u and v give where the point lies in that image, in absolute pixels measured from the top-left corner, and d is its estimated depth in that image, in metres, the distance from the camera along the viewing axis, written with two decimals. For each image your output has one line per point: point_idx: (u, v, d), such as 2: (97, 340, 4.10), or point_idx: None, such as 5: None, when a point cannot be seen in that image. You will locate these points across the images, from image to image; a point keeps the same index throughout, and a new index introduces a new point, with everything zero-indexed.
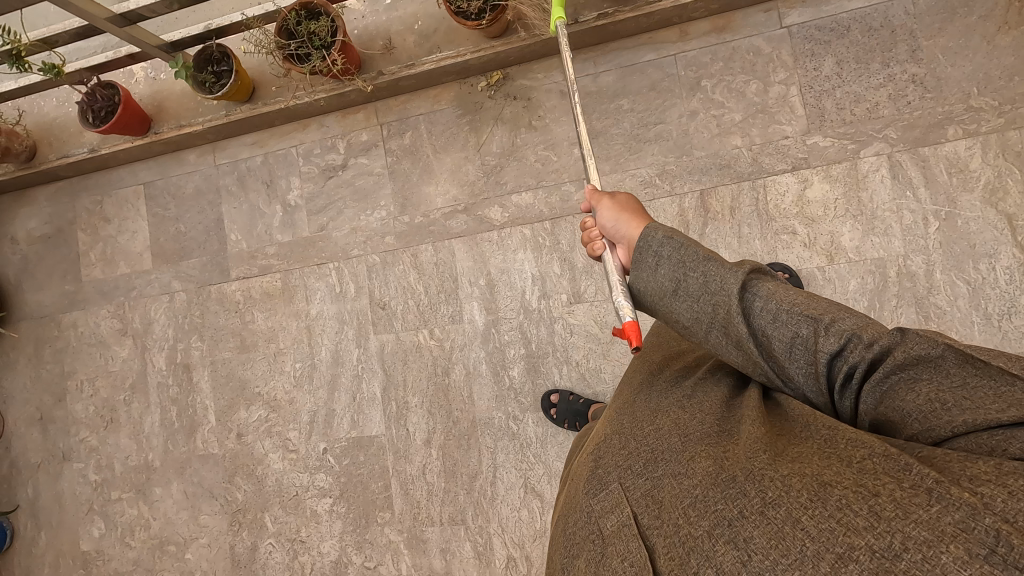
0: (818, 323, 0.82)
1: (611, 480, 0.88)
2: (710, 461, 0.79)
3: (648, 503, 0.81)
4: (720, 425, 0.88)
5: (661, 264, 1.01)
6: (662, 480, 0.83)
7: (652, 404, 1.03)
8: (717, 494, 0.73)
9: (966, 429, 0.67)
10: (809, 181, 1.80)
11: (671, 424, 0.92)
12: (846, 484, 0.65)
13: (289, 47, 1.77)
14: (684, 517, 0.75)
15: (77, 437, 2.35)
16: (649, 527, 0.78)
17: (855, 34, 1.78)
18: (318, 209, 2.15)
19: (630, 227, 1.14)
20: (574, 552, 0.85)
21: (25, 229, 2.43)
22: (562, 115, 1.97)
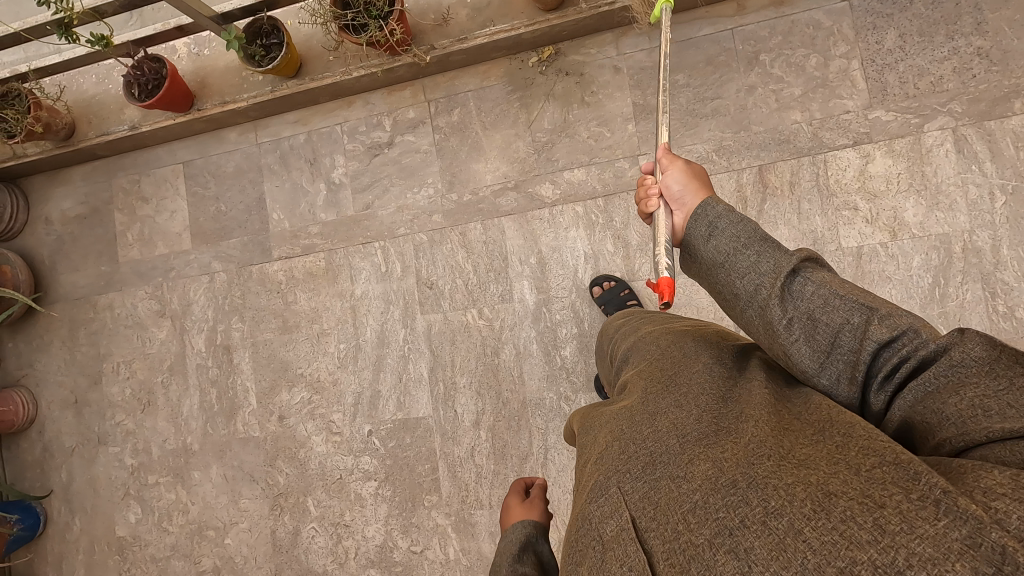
0: (872, 313, 0.76)
1: (604, 481, 0.76)
2: (707, 463, 0.68)
3: (644, 505, 0.69)
4: (716, 414, 0.77)
5: (714, 236, 0.94)
6: (658, 481, 0.70)
7: (645, 391, 0.91)
8: (718, 501, 0.63)
9: (1004, 435, 0.62)
10: (871, 156, 1.77)
11: (668, 417, 0.81)
12: (851, 493, 0.57)
13: (345, 18, 1.75)
14: (683, 524, 0.63)
15: (112, 421, 2.31)
16: (645, 532, 0.66)
17: (919, 7, 1.76)
18: (363, 187, 2.13)
19: (695, 197, 1.03)
20: (569, 563, 0.72)
21: (60, 209, 2.40)
22: (615, 91, 1.94)
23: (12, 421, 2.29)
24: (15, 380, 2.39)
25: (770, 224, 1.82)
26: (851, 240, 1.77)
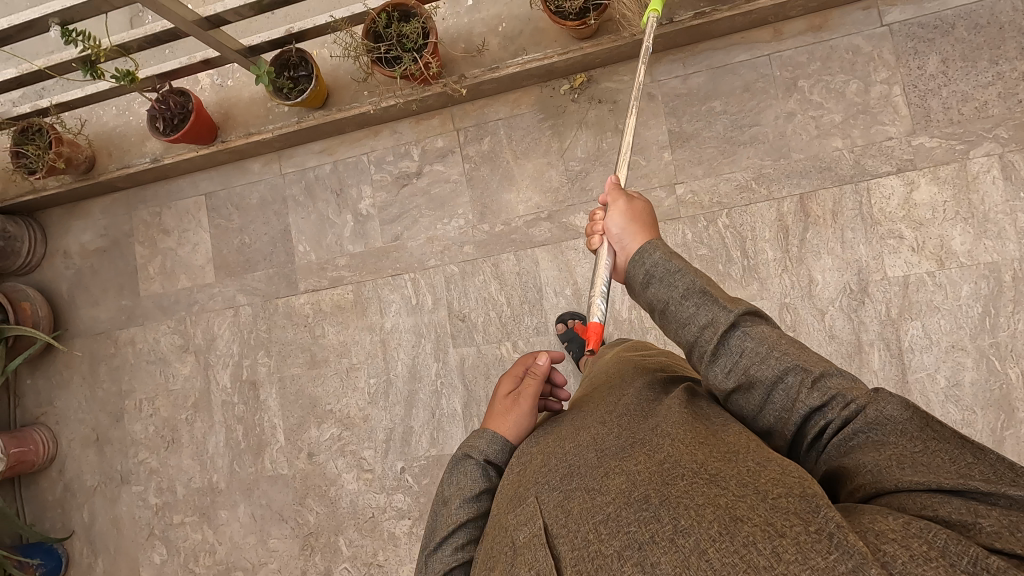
0: (808, 372, 0.85)
1: (530, 493, 0.86)
2: (624, 479, 0.77)
3: (559, 514, 0.79)
4: (642, 434, 0.86)
5: (652, 284, 1.01)
6: (576, 493, 0.80)
7: (590, 411, 1.00)
8: (627, 515, 0.72)
9: (910, 486, 0.70)
10: (915, 183, 1.74)
11: (591, 437, 0.90)
12: (756, 520, 0.64)
13: (378, 51, 1.71)
14: (595, 532, 0.72)
15: (136, 458, 2.25)
16: (560, 538, 0.75)
17: (960, 32, 1.73)
18: (391, 218, 2.09)
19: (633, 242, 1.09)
20: (496, 562, 0.81)
21: (79, 242, 2.35)
22: (650, 118, 1.90)
23: (32, 461, 2.23)
24: (34, 418, 2.34)
25: (812, 254, 1.79)
26: (897, 269, 1.74)
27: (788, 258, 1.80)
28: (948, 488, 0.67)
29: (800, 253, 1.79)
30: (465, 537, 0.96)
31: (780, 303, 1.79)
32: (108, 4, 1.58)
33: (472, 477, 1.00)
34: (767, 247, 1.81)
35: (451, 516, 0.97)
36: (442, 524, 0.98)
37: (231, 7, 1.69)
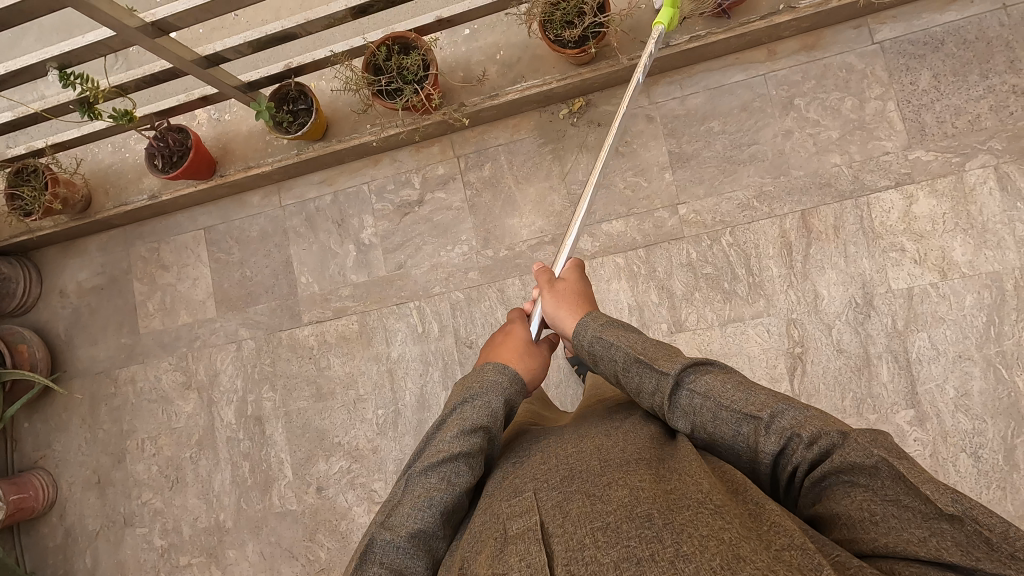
0: (757, 422, 0.88)
1: (526, 488, 0.89)
2: (628, 493, 0.80)
3: (556, 513, 0.80)
4: (651, 459, 0.89)
5: (599, 357, 1.09)
6: (574, 496, 0.83)
7: (589, 423, 1.05)
8: (628, 529, 0.74)
9: (887, 549, 0.73)
10: (914, 196, 1.76)
11: (595, 446, 0.94)
12: (758, 564, 0.67)
13: (378, 83, 1.72)
14: (593, 538, 0.74)
15: (139, 500, 2.21)
16: (554, 535, 0.77)
17: (950, 47, 1.77)
18: (394, 247, 2.08)
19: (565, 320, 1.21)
20: (478, 546, 0.84)
21: (76, 281, 2.32)
22: (650, 140, 1.92)
23: (32, 507, 2.18)
24: (32, 462, 2.29)
25: (817, 269, 1.80)
26: (900, 281, 1.75)
27: (793, 274, 1.81)
28: (927, 556, 0.70)
29: (804, 268, 1.81)
30: (452, 471, 0.98)
31: (787, 319, 1.80)
32: (107, 46, 1.57)
33: (470, 415, 1.04)
34: (772, 264, 1.82)
35: (445, 445, 1.00)
36: (432, 451, 1.00)
37: (231, 45, 1.68)
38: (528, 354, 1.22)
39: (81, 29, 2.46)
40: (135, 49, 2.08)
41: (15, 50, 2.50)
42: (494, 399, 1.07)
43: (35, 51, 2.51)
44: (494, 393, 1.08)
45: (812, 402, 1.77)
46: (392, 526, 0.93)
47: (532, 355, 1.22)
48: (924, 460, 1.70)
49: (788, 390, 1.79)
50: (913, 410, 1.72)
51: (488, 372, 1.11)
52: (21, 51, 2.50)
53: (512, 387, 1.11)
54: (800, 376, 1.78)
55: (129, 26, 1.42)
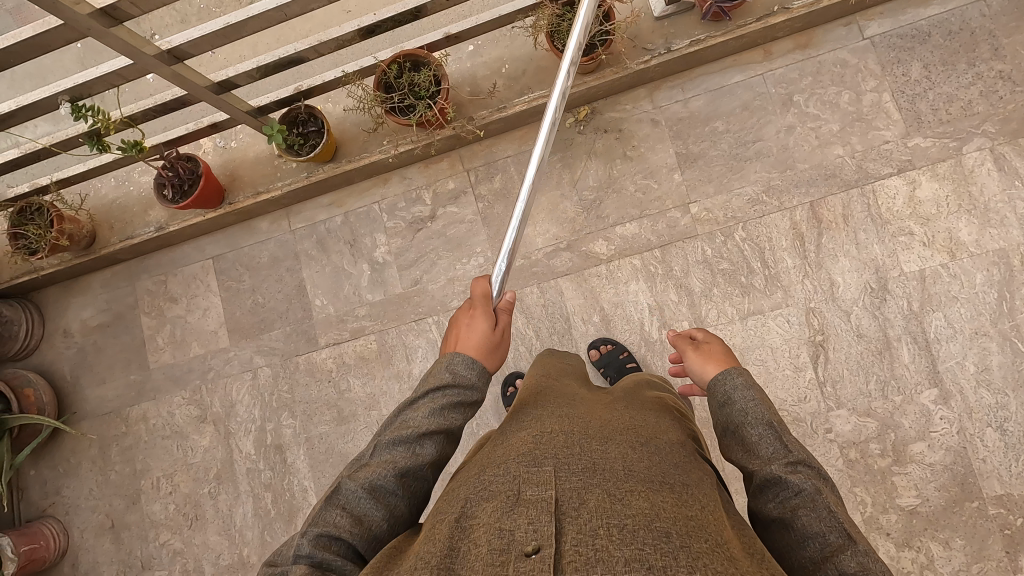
0: (852, 542, 0.82)
1: (545, 461, 0.85)
2: (649, 506, 0.77)
3: (573, 498, 0.77)
4: (674, 483, 0.86)
5: (726, 406, 0.99)
6: (595, 487, 0.80)
7: (615, 423, 1.00)
8: (644, 535, 0.71)
9: None
10: (917, 181, 1.82)
11: (621, 450, 0.90)
12: None
13: (391, 100, 1.74)
14: (606, 531, 0.72)
15: (157, 542, 2.13)
16: (567, 515, 0.75)
17: (937, 39, 1.85)
18: (409, 264, 2.08)
19: (705, 365, 1.09)
20: (483, 496, 0.82)
21: (79, 319, 2.27)
22: (656, 143, 1.96)
23: (44, 558, 2.09)
24: (41, 511, 2.20)
25: (829, 258, 1.84)
26: (912, 263, 1.80)
27: (808, 264, 1.85)
28: None
29: (818, 258, 1.85)
30: (412, 453, 0.94)
31: (806, 309, 1.84)
32: (121, 76, 1.59)
33: (442, 402, 0.98)
34: (786, 255, 1.87)
35: (411, 422, 0.95)
36: (404, 424, 0.96)
37: (242, 70, 1.70)
38: (496, 345, 1.07)
39: (55, 77, 2.46)
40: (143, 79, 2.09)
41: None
42: (463, 395, 1.00)
43: (10, 98, 2.50)
44: (465, 387, 1.00)
45: (837, 388, 1.80)
46: (350, 484, 0.91)
47: (499, 347, 1.08)
48: (952, 437, 1.74)
49: (813, 378, 1.82)
50: (936, 389, 1.77)
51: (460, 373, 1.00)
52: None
53: (480, 387, 1.02)
54: (824, 363, 1.82)
55: (148, 54, 1.42)
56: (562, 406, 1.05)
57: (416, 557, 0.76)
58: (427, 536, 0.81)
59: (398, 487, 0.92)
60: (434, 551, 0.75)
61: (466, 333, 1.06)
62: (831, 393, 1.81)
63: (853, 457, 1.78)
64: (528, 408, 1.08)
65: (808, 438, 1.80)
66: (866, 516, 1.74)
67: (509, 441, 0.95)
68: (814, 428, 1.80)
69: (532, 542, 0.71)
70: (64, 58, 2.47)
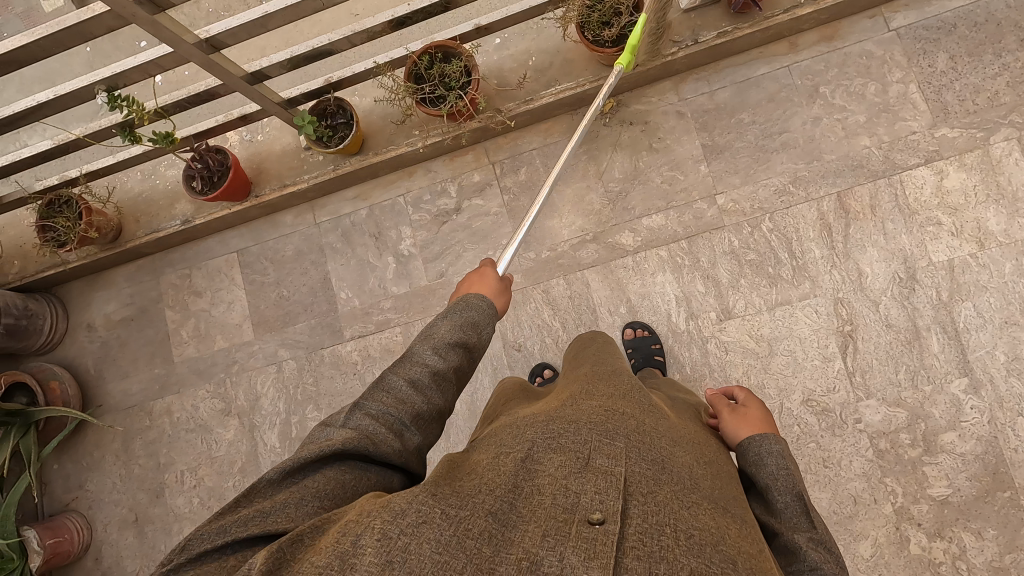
0: None
1: (619, 437, 0.83)
2: (713, 525, 0.75)
3: (642, 485, 0.76)
4: (733, 513, 0.84)
5: (756, 465, 1.01)
6: (663, 485, 0.78)
7: (680, 429, 0.99)
8: (710, 554, 0.69)
9: None
10: (944, 171, 1.83)
11: (686, 460, 0.88)
12: None
13: (421, 91, 1.76)
14: (672, 531, 0.70)
15: (180, 536, 2.11)
16: (634, 499, 0.73)
17: (963, 30, 1.86)
18: (434, 256, 2.08)
19: (737, 427, 1.11)
20: (550, 446, 0.81)
21: (103, 313, 2.27)
22: (682, 134, 1.97)
23: (68, 551, 2.08)
24: (64, 505, 2.19)
25: (857, 248, 1.85)
26: (940, 254, 1.81)
27: (835, 255, 1.86)
28: None
29: (845, 248, 1.86)
30: (440, 357, 0.94)
31: (834, 298, 1.84)
32: (158, 66, 1.62)
33: (462, 324, 1.00)
34: (814, 246, 1.87)
35: (436, 333, 0.97)
36: (433, 333, 0.97)
37: (275, 62, 1.72)
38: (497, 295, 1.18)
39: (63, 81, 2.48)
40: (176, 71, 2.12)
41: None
42: (477, 318, 1.02)
43: (15, 100, 2.49)
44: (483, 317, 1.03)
45: (866, 377, 1.80)
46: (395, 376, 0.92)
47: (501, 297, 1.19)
48: (983, 427, 1.74)
49: (842, 368, 1.82)
50: (967, 378, 1.76)
51: (471, 296, 1.05)
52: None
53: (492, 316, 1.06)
54: (853, 353, 1.81)
55: (188, 42, 1.45)
56: (632, 387, 1.03)
57: (471, 483, 0.75)
58: (485, 466, 0.80)
59: (431, 382, 0.93)
60: (493, 484, 0.74)
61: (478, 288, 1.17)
62: (860, 382, 1.80)
63: (883, 447, 1.77)
64: (599, 377, 1.06)
65: (838, 428, 1.79)
66: (897, 506, 1.73)
67: (579, 403, 0.94)
68: (844, 419, 1.80)
69: (598, 512, 0.69)
70: (72, 62, 2.49)
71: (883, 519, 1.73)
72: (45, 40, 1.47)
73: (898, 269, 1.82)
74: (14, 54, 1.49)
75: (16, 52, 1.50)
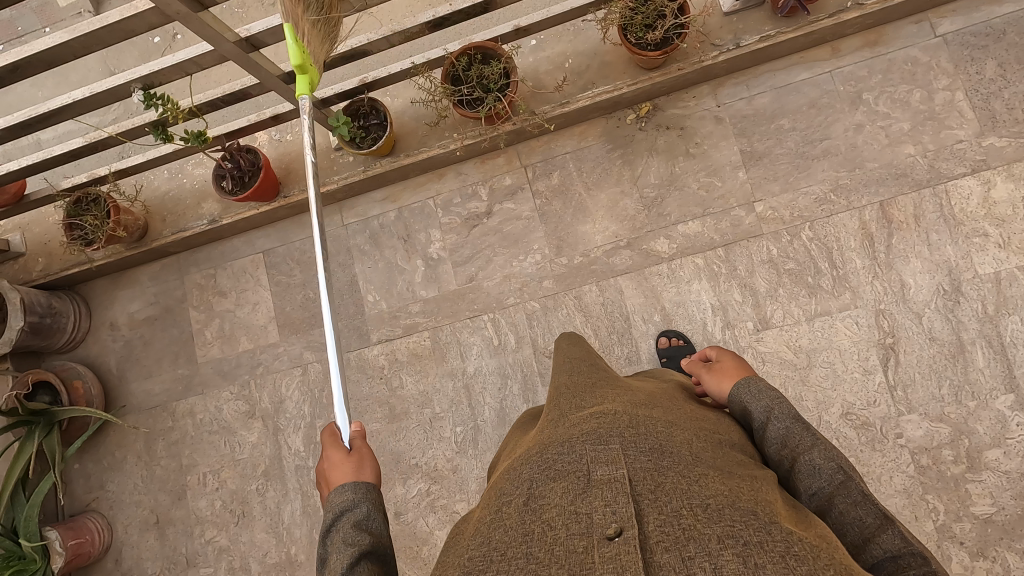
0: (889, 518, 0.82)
1: (611, 437, 0.79)
2: (726, 490, 0.73)
3: (647, 477, 0.73)
4: (740, 473, 0.82)
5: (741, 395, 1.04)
6: (668, 468, 0.75)
7: (672, 409, 0.96)
8: (730, 514, 0.67)
9: None
10: (992, 182, 1.79)
11: (684, 436, 0.85)
12: None
13: (459, 93, 1.74)
14: (689, 510, 0.67)
15: (202, 539, 2.08)
16: (645, 496, 0.70)
17: (1012, 37, 1.82)
18: (463, 260, 2.04)
19: (721, 381, 1.14)
20: (548, 476, 0.76)
21: (127, 313, 2.25)
22: (720, 140, 1.93)
23: (89, 553, 2.05)
24: (84, 505, 2.17)
25: (900, 259, 1.81)
26: (986, 266, 1.77)
27: (877, 265, 1.82)
28: None
29: (887, 259, 1.81)
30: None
31: (875, 310, 1.80)
32: (196, 64, 1.59)
33: (345, 531, 0.92)
34: (855, 256, 1.83)
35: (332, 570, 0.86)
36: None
37: (312, 61, 1.69)
38: (359, 463, 1.06)
39: (79, 76, 2.46)
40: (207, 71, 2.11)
41: (15, 98, 2.49)
42: (355, 514, 0.95)
43: (37, 99, 2.48)
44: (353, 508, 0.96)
45: (908, 392, 1.76)
46: None
47: (364, 461, 1.06)
48: None
49: (883, 381, 1.77)
50: (1012, 394, 1.72)
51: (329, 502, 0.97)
52: (9, 107, 2.47)
53: (364, 494, 0.98)
54: (894, 367, 1.77)
55: (228, 40, 1.43)
56: (616, 388, 1.00)
57: (481, 552, 0.70)
58: (490, 523, 0.75)
59: None
60: (502, 546, 0.69)
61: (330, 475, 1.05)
62: (901, 397, 1.76)
63: (925, 463, 1.72)
64: (583, 387, 1.02)
65: (879, 443, 1.74)
66: (939, 524, 1.68)
67: (567, 420, 0.89)
68: (884, 433, 1.75)
69: (613, 525, 0.65)
70: (89, 59, 2.48)
71: (924, 537, 1.68)
72: (85, 37, 1.45)
73: (942, 280, 1.78)
74: (55, 50, 1.47)
75: (55, 48, 1.47)
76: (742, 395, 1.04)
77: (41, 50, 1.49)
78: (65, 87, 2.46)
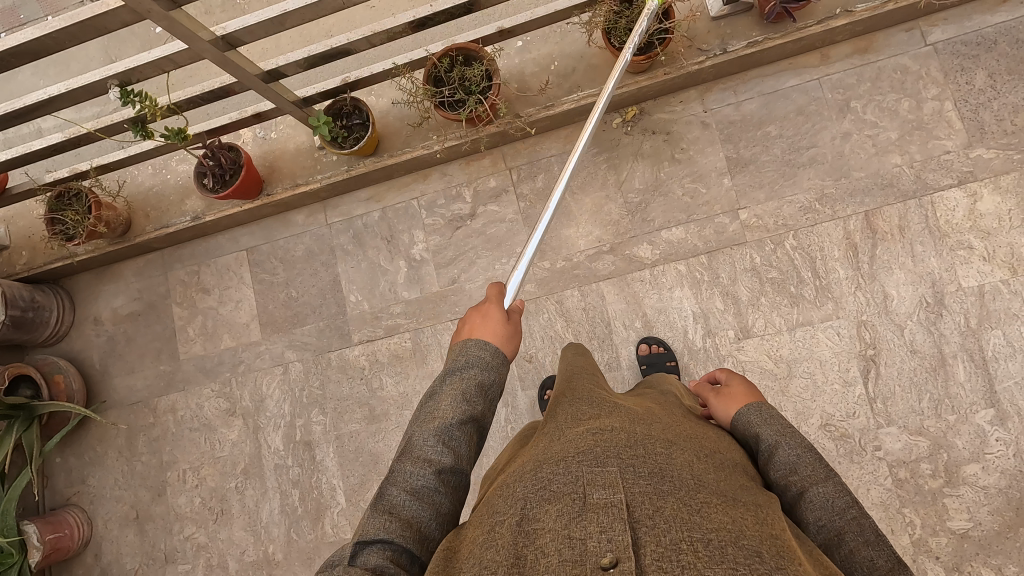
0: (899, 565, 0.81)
1: (610, 460, 0.78)
2: (728, 523, 0.71)
3: (647, 504, 0.71)
4: (745, 501, 0.81)
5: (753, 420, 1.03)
6: (668, 494, 0.73)
7: (673, 428, 0.95)
8: (732, 553, 0.65)
9: None
10: (979, 194, 1.77)
11: (687, 460, 0.84)
12: None
13: (440, 95, 1.73)
14: (689, 545, 0.65)
15: (181, 535, 2.08)
16: (642, 523, 0.68)
17: (1003, 47, 1.80)
18: (446, 261, 2.03)
19: (729, 409, 1.10)
20: (543, 496, 0.75)
21: (111, 307, 2.25)
22: (706, 145, 1.91)
23: (68, 547, 2.06)
24: (66, 499, 2.17)
25: (883, 269, 1.79)
26: (971, 279, 1.75)
27: (861, 275, 1.80)
28: None
29: (871, 270, 1.80)
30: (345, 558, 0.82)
31: (857, 321, 1.79)
32: (173, 61, 1.58)
33: (462, 387, 0.93)
34: (838, 266, 1.81)
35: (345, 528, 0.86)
36: (433, 413, 0.91)
37: (291, 60, 1.68)
38: (512, 334, 1.03)
39: (76, 65, 2.44)
40: (193, 68, 2.10)
41: (11, 86, 2.48)
42: (482, 376, 0.95)
43: (35, 87, 2.47)
44: (479, 372, 0.95)
45: (888, 404, 1.74)
46: None
47: (514, 337, 1.03)
48: (1008, 459, 1.68)
49: (863, 394, 1.76)
50: (994, 409, 1.70)
51: (472, 346, 0.97)
52: (8, 95, 2.47)
53: (497, 366, 0.97)
54: (875, 379, 1.76)
55: (202, 38, 1.42)
56: (614, 404, 0.99)
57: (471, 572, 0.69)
58: (482, 544, 0.73)
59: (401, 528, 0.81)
60: (493, 566, 0.67)
61: (481, 324, 1.03)
62: (881, 409, 1.75)
63: (903, 476, 1.71)
64: (582, 399, 1.00)
65: (856, 455, 1.73)
66: (915, 538, 1.67)
67: (565, 435, 0.88)
68: (862, 446, 1.74)
69: (608, 554, 0.64)
70: (91, 47, 2.46)
71: (900, 551, 1.67)
72: (57, 33, 1.44)
73: (927, 291, 1.76)
74: (28, 45, 1.46)
75: (27, 44, 1.46)
76: (754, 420, 1.03)
77: (14, 45, 1.47)
78: (62, 76, 2.45)
